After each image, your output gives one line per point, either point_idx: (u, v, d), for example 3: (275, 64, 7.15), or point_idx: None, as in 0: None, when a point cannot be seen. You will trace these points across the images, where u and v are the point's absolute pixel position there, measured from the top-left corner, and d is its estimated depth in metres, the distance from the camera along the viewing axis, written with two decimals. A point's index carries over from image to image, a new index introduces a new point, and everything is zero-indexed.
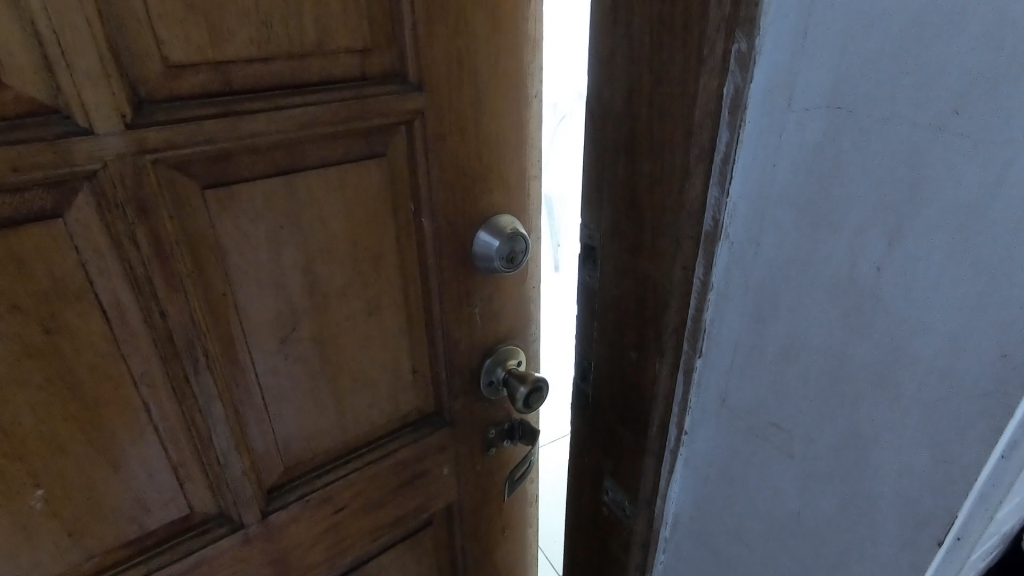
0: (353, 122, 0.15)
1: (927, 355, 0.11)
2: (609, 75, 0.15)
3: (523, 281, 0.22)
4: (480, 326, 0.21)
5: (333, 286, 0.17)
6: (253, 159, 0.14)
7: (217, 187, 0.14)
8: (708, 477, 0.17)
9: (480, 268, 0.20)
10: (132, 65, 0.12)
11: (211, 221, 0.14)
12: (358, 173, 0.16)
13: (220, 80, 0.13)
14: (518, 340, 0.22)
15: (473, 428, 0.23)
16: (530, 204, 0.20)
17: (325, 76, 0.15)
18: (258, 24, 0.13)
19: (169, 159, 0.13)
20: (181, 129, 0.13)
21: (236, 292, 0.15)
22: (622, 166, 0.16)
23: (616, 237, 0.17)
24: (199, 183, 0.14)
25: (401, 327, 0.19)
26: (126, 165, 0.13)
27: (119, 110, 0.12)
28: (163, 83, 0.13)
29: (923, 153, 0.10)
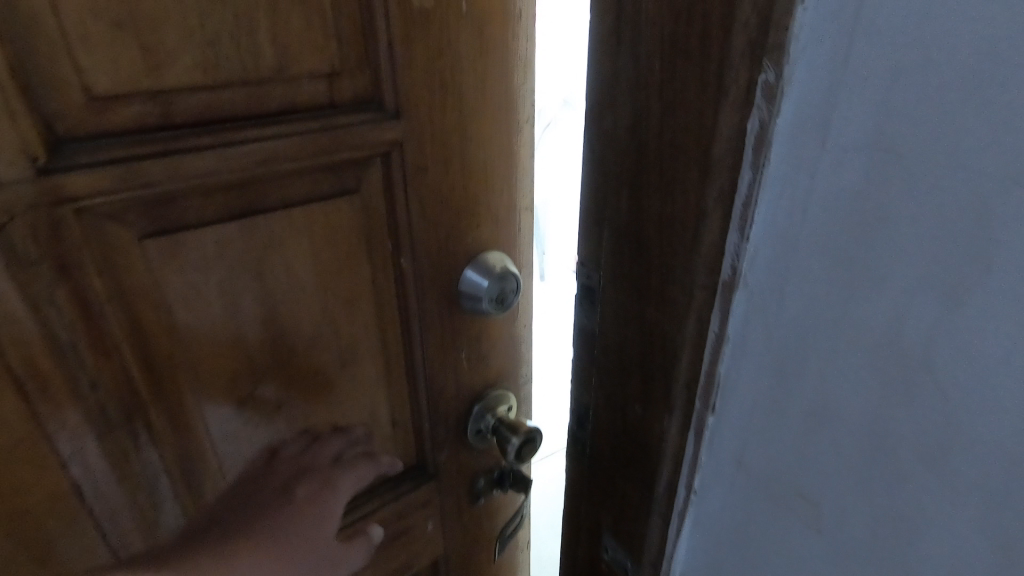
0: (319, 157, 0.13)
1: (1004, 450, 0.08)
2: (606, 86, 0.11)
3: (513, 319, 0.20)
4: (467, 371, 0.19)
5: (302, 339, 0.15)
6: (202, 201, 0.12)
7: (160, 236, 0.12)
8: (722, 544, 0.13)
9: (468, 310, 0.18)
10: (47, 97, 0.10)
11: (152, 276, 0.12)
12: (329, 212, 0.14)
13: (157, 113, 0.11)
14: (508, 382, 0.20)
15: (460, 478, 0.21)
16: (522, 237, 0.18)
17: (287, 104, 0.13)
18: (202, 46, 0.11)
19: (96, 207, 0.11)
20: (109, 172, 0.11)
21: (186, 353, 0.13)
22: (622, 201, 0.12)
23: (612, 282, 0.13)
24: (137, 232, 0.12)
25: (379, 377, 0.17)
26: (41, 218, 0.11)
27: (31, 152, 0.10)
28: (87, 118, 0.11)
29: (1006, 200, 0.07)
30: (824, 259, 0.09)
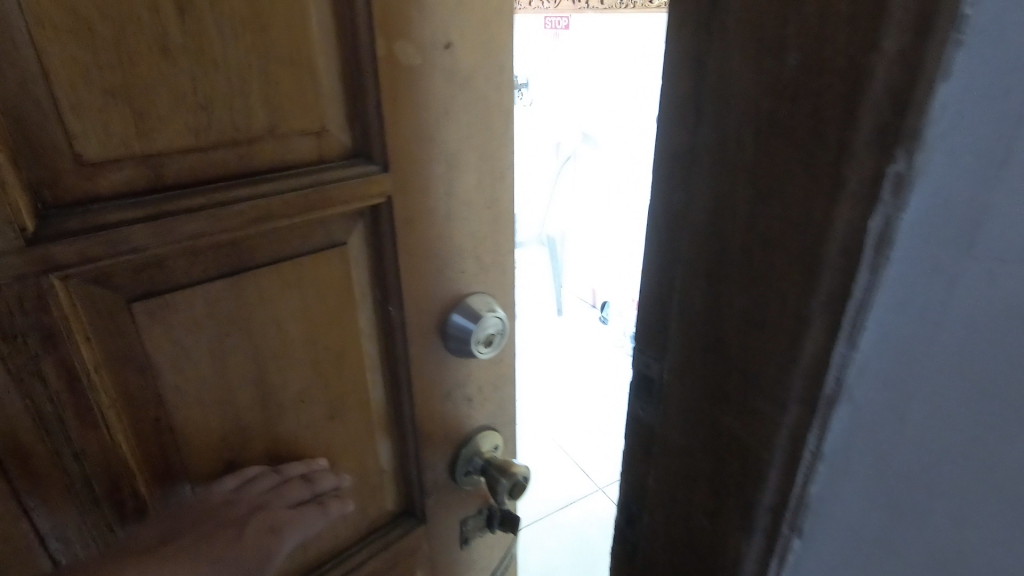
0: (308, 214, 0.13)
1: None
2: (674, 139, 0.08)
3: (498, 360, 0.20)
4: (453, 414, 0.19)
5: (289, 395, 0.15)
6: (194, 263, 0.12)
7: (147, 300, 0.12)
8: None
9: (456, 355, 0.18)
10: (38, 165, 0.10)
11: (138, 339, 0.12)
12: (317, 265, 0.14)
13: (150, 177, 0.11)
14: (494, 423, 0.20)
15: (448, 523, 0.20)
16: (505, 280, 0.19)
17: (277, 163, 0.13)
18: (196, 111, 0.11)
19: (85, 276, 0.11)
20: (98, 240, 0.11)
21: (172, 417, 0.13)
22: (679, 292, 0.09)
23: (665, 400, 0.10)
24: (125, 297, 0.12)
25: (366, 428, 0.17)
26: (31, 288, 0.10)
27: (20, 223, 0.10)
28: (77, 184, 0.10)
29: None
30: (943, 382, 0.07)
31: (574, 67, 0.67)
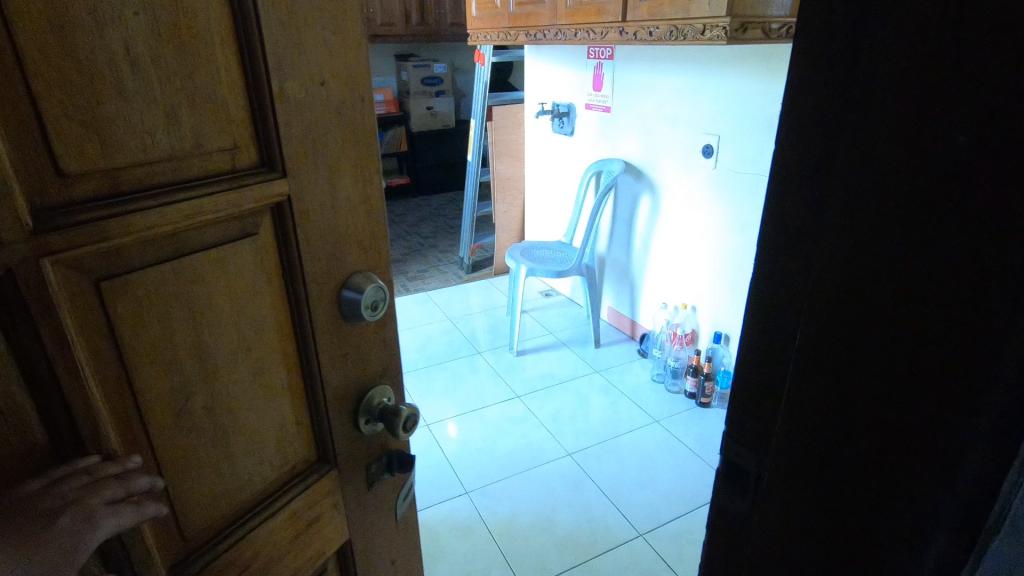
0: (212, 215, 0.27)
1: None
2: (955, 169, 0.17)
3: (372, 329, 0.37)
4: (346, 358, 0.36)
5: (206, 315, 0.29)
6: (145, 250, 0.26)
7: (110, 279, 0.25)
8: None
9: (359, 361, 0.36)
10: (35, 185, 0.22)
11: (111, 285, 0.25)
12: (226, 248, 0.29)
13: (104, 189, 0.24)
14: (383, 380, 0.38)
15: (342, 415, 0.37)
16: (369, 263, 0.35)
17: (194, 176, 0.27)
18: (133, 162, 0.24)
19: (64, 257, 0.23)
20: (80, 230, 0.23)
21: (124, 327, 0.26)
22: (963, 244, 0.18)
23: (943, 306, 0.18)
24: (95, 278, 0.24)
25: (265, 338, 0.32)
26: (28, 267, 0.22)
27: (19, 221, 0.21)
28: (61, 195, 0.23)
29: None
30: None
31: None
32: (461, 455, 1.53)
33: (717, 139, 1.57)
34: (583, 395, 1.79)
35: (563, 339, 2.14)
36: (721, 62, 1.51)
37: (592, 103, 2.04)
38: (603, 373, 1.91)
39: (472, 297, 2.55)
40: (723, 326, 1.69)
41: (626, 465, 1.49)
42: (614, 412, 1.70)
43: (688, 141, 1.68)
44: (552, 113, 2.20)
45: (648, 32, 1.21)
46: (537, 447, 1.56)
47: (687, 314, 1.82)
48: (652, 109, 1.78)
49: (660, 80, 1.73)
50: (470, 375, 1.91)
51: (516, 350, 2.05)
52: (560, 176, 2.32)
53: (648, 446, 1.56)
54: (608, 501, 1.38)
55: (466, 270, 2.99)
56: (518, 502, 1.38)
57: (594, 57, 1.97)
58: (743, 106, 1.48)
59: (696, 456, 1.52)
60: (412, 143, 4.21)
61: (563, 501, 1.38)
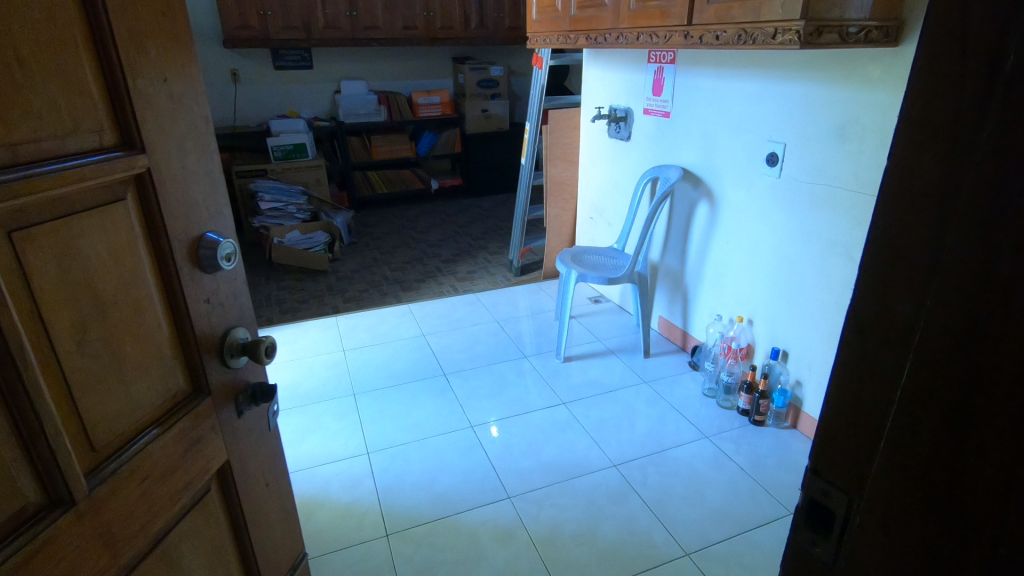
0: (89, 181, 0.54)
1: None
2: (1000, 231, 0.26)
3: (213, 283, 0.72)
4: (203, 312, 0.70)
5: (103, 268, 0.58)
6: (45, 223, 0.52)
7: (23, 242, 0.50)
8: None
9: (221, 318, 0.74)
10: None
11: (28, 248, 0.50)
12: (109, 224, 0.58)
13: (21, 183, 0.48)
14: (235, 326, 0.76)
15: (206, 342, 0.71)
16: (205, 232, 0.69)
17: (77, 169, 0.53)
18: (34, 165, 0.50)
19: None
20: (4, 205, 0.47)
21: (35, 266, 0.51)
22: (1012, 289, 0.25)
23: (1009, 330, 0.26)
24: (16, 238, 0.49)
25: (140, 282, 0.62)
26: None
27: None
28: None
29: None
30: None
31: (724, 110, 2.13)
32: (505, 452, 1.98)
33: (781, 147, 1.91)
34: (634, 404, 2.23)
35: (614, 348, 2.63)
36: (799, 67, 1.81)
37: (652, 107, 2.53)
38: (662, 392, 2.31)
39: (520, 301, 3.12)
40: (779, 341, 2.07)
41: (673, 481, 1.85)
42: (665, 426, 2.10)
43: (749, 147, 2.05)
44: (611, 116, 2.77)
45: (715, 37, 1.57)
46: (585, 458, 1.95)
47: (744, 331, 2.23)
48: (712, 121, 2.20)
49: (724, 93, 2.12)
50: (518, 382, 2.36)
51: (563, 356, 2.52)
52: (620, 171, 2.86)
53: (694, 461, 1.93)
54: (653, 515, 1.71)
55: (514, 274, 3.59)
56: (565, 516, 1.71)
57: (656, 62, 2.45)
58: (794, 118, 1.85)
59: (746, 475, 1.87)
60: (465, 142, 4.88)
61: (608, 518, 1.71)
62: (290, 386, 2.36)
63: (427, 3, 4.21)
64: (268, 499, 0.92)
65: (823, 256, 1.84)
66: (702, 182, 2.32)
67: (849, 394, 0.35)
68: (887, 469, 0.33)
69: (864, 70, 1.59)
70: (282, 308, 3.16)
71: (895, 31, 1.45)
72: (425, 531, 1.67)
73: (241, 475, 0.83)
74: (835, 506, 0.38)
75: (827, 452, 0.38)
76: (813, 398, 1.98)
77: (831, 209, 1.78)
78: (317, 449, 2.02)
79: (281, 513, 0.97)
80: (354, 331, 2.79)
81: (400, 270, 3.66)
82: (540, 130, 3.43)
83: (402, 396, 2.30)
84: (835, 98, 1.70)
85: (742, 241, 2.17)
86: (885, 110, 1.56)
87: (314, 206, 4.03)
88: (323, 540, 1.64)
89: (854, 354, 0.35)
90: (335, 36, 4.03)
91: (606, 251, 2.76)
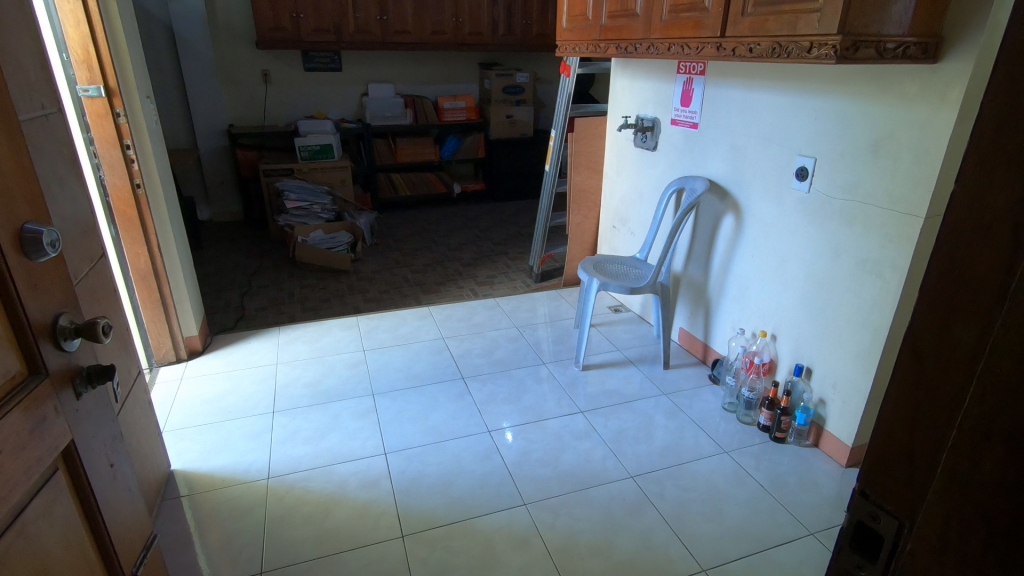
0: None
1: None
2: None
3: (42, 269, 0.88)
4: (37, 294, 0.86)
5: None
6: None
7: None
8: None
9: (49, 307, 0.89)
10: None
11: None
12: None
13: None
14: (65, 309, 0.94)
15: (41, 325, 0.87)
16: (35, 224, 0.86)
17: None
18: None
19: None
20: None
21: None
22: None
23: None
24: None
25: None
26: None
27: None
28: None
29: None
30: None
31: (754, 119, 2.12)
32: (522, 459, 2.00)
33: (811, 161, 1.90)
34: (652, 416, 2.24)
35: (633, 359, 2.68)
36: (830, 83, 1.79)
37: (679, 118, 2.51)
38: (681, 404, 2.31)
39: (540, 308, 3.17)
40: (804, 358, 2.06)
41: (690, 495, 1.84)
42: (683, 438, 2.10)
43: (778, 161, 2.04)
44: (636, 126, 2.78)
45: (749, 49, 1.58)
46: (602, 469, 1.94)
47: (767, 346, 2.20)
48: (742, 132, 2.18)
49: (755, 106, 2.10)
50: (536, 389, 2.44)
51: (582, 365, 2.58)
52: (645, 181, 2.86)
53: (714, 476, 1.92)
54: (671, 529, 1.70)
55: (534, 280, 3.64)
56: (580, 527, 1.71)
57: (684, 72, 2.44)
58: (826, 133, 1.84)
59: (766, 492, 1.86)
60: (490, 148, 4.92)
61: (624, 529, 1.70)
62: (314, 381, 2.45)
63: (456, 8, 4.28)
64: (114, 480, 1.06)
65: (852, 275, 1.83)
66: (730, 195, 2.31)
67: (892, 442, 0.46)
68: (949, 479, 0.41)
69: (902, 86, 1.57)
70: (305, 306, 3.24)
71: (932, 49, 1.43)
72: (442, 533, 1.69)
73: (84, 450, 0.97)
74: (880, 528, 0.48)
75: (873, 486, 0.48)
76: (837, 417, 1.96)
77: (863, 226, 1.76)
78: (339, 446, 2.07)
79: (131, 510, 1.12)
80: (375, 333, 2.86)
81: (422, 272, 3.70)
82: (565, 138, 3.48)
83: (421, 398, 2.35)
84: (871, 114, 1.68)
85: (770, 256, 2.15)
86: (924, 127, 1.54)
87: (339, 206, 4.09)
88: (339, 538, 1.68)
89: (932, 381, 0.42)
90: (365, 39, 4.12)
91: (630, 261, 2.78)
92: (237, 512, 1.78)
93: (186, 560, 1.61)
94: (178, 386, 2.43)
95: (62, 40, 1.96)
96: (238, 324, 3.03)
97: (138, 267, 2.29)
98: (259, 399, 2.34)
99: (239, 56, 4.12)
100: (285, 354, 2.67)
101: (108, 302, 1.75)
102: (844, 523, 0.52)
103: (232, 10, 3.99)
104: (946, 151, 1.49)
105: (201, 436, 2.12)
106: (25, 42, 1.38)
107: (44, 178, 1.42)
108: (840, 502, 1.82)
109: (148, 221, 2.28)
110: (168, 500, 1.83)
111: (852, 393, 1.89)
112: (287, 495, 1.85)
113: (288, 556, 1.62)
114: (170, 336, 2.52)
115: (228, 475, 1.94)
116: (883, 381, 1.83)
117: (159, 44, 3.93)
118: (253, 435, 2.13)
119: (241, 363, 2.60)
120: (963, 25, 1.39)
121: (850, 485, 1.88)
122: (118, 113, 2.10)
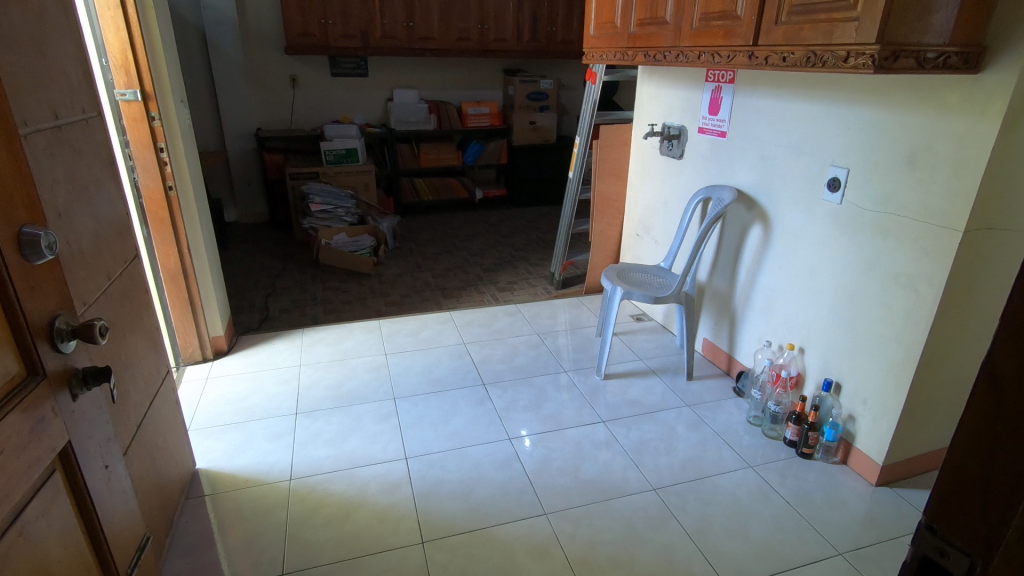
0: None
1: None
2: None
3: (45, 270, 0.86)
4: (36, 296, 0.83)
5: None
6: None
7: None
8: None
9: (45, 309, 0.86)
10: None
11: None
12: None
13: None
14: (63, 311, 0.90)
15: (38, 328, 0.84)
16: (34, 224, 0.83)
17: None
18: None
19: None
20: None
21: None
22: None
23: None
24: None
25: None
26: None
27: None
28: None
29: None
30: None
31: (785, 125, 2.02)
32: (543, 468, 1.92)
33: (844, 171, 1.79)
34: (674, 427, 2.15)
35: (654, 368, 2.59)
36: (863, 94, 1.70)
37: (706, 126, 2.46)
38: (703, 417, 2.22)
39: (560, 315, 3.08)
40: (833, 372, 1.95)
41: (713, 509, 1.75)
42: (705, 452, 2.01)
43: (810, 169, 1.95)
44: (664, 134, 2.71)
45: (782, 58, 1.48)
46: (622, 479, 1.87)
47: (794, 359, 2.12)
48: (771, 141, 2.10)
49: (787, 116, 2.01)
50: (558, 397, 2.34)
51: (603, 373, 2.50)
52: (670, 190, 2.78)
53: (737, 491, 1.83)
54: (695, 546, 1.61)
55: (555, 287, 3.54)
56: (601, 538, 1.63)
57: (713, 80, 2.38)
58: (860, 142, 1.74)
59: (791, 508, 1.76)
60: (512, 154, 4.84)
61: (646, 543, 1.62)
62: (335, 385, 2.40)
63: (482, 15, 4.24)
64: (109, 484, 1.03)
65: (885, 289, 1.72)
66: (758, 204, 2.23)
67: (966, 474, 0.38)
68: None
69: (941, 96, 1.47)
70: (327, 308, 3.17)
71: (975, 58, 1.34)
72: (461, 540, 1.62)
73: (81, 452, 0.94)
74: (949, 565, 0.41)
75: (939, 516, 0.41)
76: (866, 434, 1.85)
77: (897, 238, 1.65)
78: (361, 450, 2.01)
79: (132, 534, 1.09)
80: (396, 337, 2.79)
81: (442, 276, 3.64)
82: (589, 145, 3.39)
83: (440, 403, 2.29)
84: (910, 125, 1.57)
85: (797, 265, 2.05)
86: (964, 138, 1.43)
87: (362, 210, 4.07)
88: (359, 541, 1.61)
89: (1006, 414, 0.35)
90: (392, 45, 4.08)
91: (653, 270, 2.68)
92: (260, 514, 1.72)
93: (208, 560, 1.57)
94: (203, 385, 2.40)
95: (103, 45, 1.97)
96: (262, 325, 2.97)
97: (167, 266, 2.28)
98: (280, 401, 2.30)
99: (268, 59, 4.12)
100: (308, 356, 2.62)
101: (142, 303, 1.70)
102: (907, 556, 0.45)
103: (261, 15, 3.99)
104: (988, 161, 1.39)
105: (225, 436, 2.09)
106: (68, 48, 1.37)
107: (81, 180, 1.38)
108: (870, 521, 1.71)
109: (179, 223, 2.26)
110: (191, 499, 1.80)
111: (882, 412, 1.78)
112: (309, 497, 1.80)
113: (310, 558, 1.56)
114: (197, 336, 2.50)
115: (250, 476, 1.89)
116: (918, 399, 1.72)
117: (190, 47, 3.95)
118: (276, 436, 2.09)
119: (264, 364, 2.57)
120: (1009, 36, 1.30)
121: (880, 503, 1.77)
122: (152, 116, 2.08)
